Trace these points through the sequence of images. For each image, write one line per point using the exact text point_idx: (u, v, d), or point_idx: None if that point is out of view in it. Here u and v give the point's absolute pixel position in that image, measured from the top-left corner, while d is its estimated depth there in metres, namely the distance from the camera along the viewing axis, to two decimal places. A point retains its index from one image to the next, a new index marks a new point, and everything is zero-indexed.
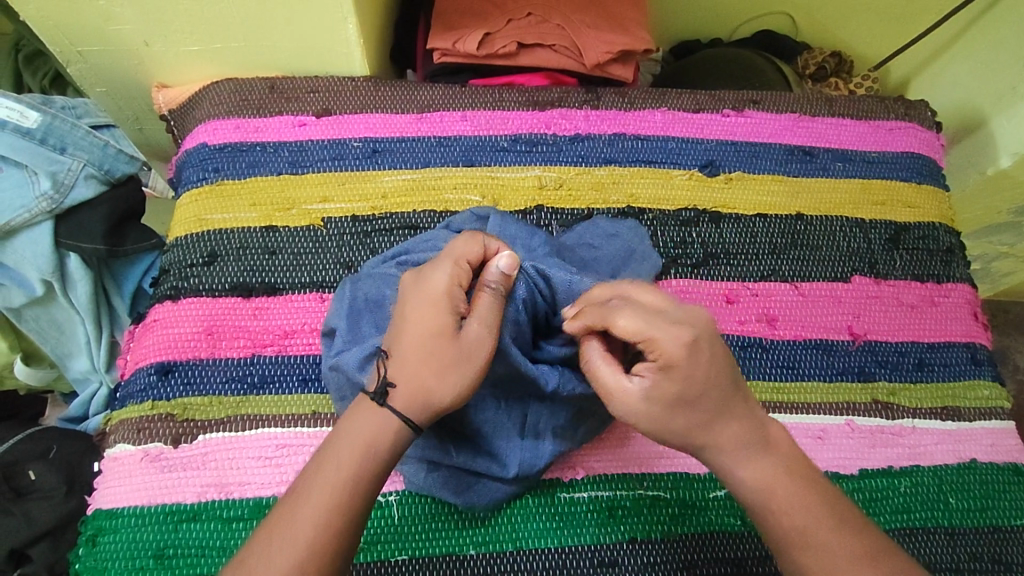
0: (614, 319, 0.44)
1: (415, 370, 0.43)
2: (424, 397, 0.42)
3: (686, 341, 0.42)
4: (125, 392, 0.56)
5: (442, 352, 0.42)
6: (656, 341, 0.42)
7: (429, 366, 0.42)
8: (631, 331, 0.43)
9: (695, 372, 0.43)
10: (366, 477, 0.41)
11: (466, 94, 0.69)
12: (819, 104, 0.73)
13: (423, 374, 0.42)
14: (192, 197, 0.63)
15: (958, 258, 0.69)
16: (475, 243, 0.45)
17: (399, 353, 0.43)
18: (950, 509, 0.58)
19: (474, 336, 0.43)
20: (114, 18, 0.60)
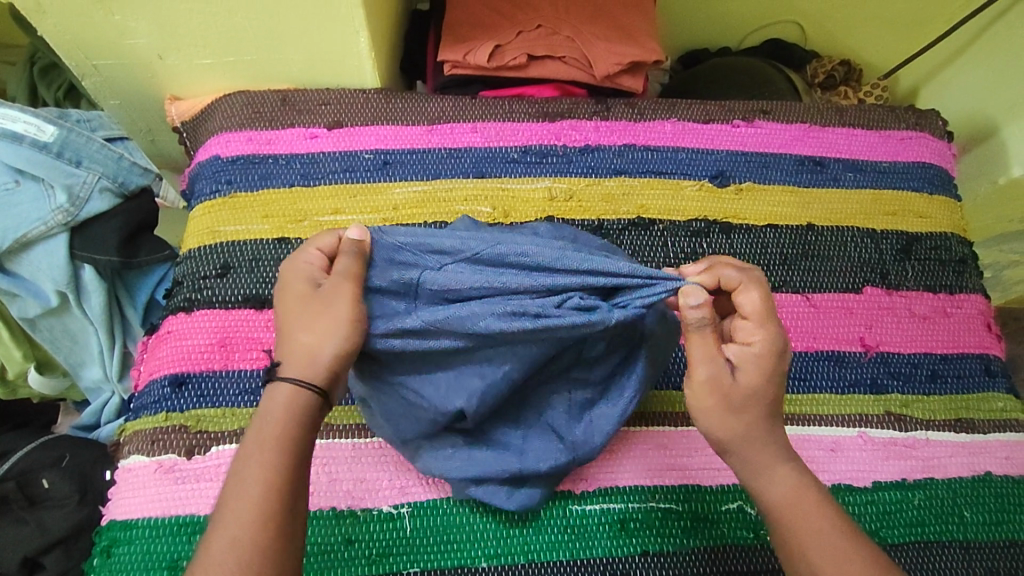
0: (742, 293, 0.44)
1: (296, 336, 0.42)
2: (312, 356, 0.42)
3: (780, 347, 0.44)
4: (140, 403, 0.57)
5: (314, 313, 0.43)
6: (762, 326, 0.43)
7: (305, 331, 0.42)
8: (750, 309, 0.44)
9: (774, 372, 0.43)
10: (280, 456, 0.40)
11: (476, 105, 0.69)
12: (829, 114, 0.73)
13: (301, 335, 0.42)
14: (204, 209, 0.63)
15: (970, 268, 0.68)
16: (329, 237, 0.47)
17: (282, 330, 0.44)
18: (966, 522, 0.57)
19: (335, 288, 0.43)
20: (130, 32, 0.61)
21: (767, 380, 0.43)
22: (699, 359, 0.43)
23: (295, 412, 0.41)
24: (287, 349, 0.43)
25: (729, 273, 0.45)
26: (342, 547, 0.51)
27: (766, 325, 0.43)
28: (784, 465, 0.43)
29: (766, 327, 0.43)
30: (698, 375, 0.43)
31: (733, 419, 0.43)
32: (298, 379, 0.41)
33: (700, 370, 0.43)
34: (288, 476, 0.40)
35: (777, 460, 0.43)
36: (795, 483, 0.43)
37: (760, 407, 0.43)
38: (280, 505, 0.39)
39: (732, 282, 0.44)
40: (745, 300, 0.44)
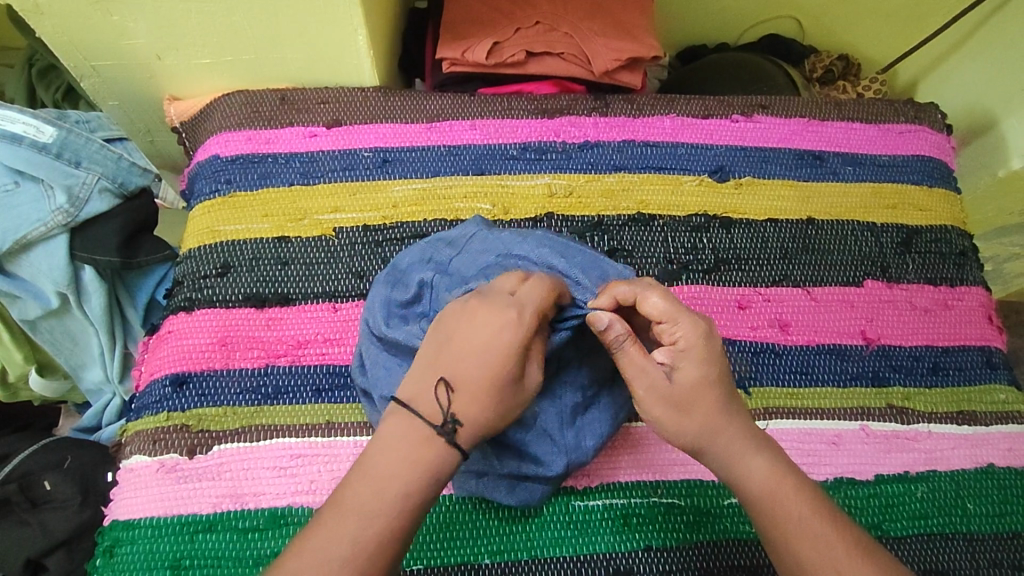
0: (643, 300, 0.45)
1: (482, 410, 0.42)
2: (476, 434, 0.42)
3: (703, 332, 0.45)
4: (141, 403, 0.57)
5: (505, 392, 0.42)
6: (676, 323, 0.44)
7: (490, 407, 0.42)
8: (659, 312, 0.44)
9: (706, 361, 0.44)
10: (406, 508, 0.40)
11: (475, 103, 0.69)
12: (828, 108, 0.73)
13: (484, 410, 0.42)
14: (205, 208, 0.63)
15: (971, 261, 0.68)
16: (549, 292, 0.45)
17: (467, 384, 0.42)
18: (968, 514, 0.57)
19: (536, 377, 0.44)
20: (128, 32, 0.61)
21: (703, 374, 0.44)
22: (632, 374, 0.45)
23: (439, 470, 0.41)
24: (461, 407, 0.41)
25: (622, 290, 0.45)
26: None
27: (679, 322, 0.44)
28: (757, 456, 0.45)
29: (681, 325, 0.44)
30: (638, 389, 0.45)
31: (687, 422, 0.44)
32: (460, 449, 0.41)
33: (639, 384, 0.45)
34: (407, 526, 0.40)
35: (750, 451, 0.45)
36: (769, 474, 0.44)
37: (709, 402, 0.44)
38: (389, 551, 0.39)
39: (628, 296, 0.45)
40: (649, 307, 0.44)
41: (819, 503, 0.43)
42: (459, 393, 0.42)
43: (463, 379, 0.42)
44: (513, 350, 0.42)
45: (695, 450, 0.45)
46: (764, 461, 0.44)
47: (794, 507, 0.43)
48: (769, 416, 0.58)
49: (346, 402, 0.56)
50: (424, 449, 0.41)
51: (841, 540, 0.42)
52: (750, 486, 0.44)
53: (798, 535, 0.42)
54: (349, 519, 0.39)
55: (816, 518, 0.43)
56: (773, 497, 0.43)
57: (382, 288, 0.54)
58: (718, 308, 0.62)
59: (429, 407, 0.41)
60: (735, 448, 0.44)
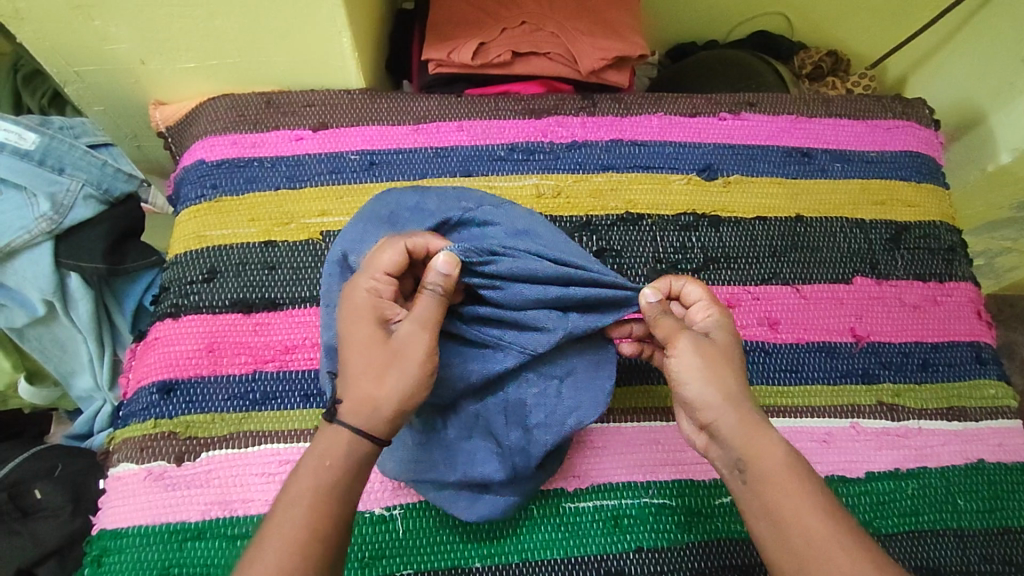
0: (687, 285, 0.52)
1: (356, 378, 0.43)
2: (369, 406, 0.43)
3: (731, 322, 0.50)
4: (128, 411, 0.56)
5: (374, 356, 0.43)
6: (712, 309, 0.51)
7: (362, 380, 0.43)
8: (699, 295, 0.51)
9: (734, 346, 0.49)
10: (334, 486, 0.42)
11: (462, 104, 0.69)
12: (816, 105, 0.72)
13: (360, 379, 0.43)
14: (191, 214, 0.63)
15: (960, 256, 0.68)
16: (399, 252, 0.46)
17: (342, 364, 0.44)
18: (959, 510, 0.57)
19: (404, 333, 0.43)
20: (111, 38, 0.60)
21: (730, 355, 0.48)
22: (671, 342, 0.48)
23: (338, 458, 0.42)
24: (344, 389, 0.44)
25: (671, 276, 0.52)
26: None
27: (716, 308, 0.51)
28: (777, 443, 0.45)
29: (716, 311, 0.50)
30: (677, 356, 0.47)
31: (718, 399, 0.46)
32: (357, 427, 0.43)
33: (677, 352, 0.47)
34: (331, 517, 0.41)
35: (769, 437, 0.45)
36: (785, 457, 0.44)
37: (735, 381, 0.47)
38: (311, 541, 0.40)
39: (675, 282, 0.52)
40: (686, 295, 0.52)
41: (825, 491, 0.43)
42: (338, 375, 0.44)
43: (342, 363, 0.44)
44: (371, 318, 0.44)
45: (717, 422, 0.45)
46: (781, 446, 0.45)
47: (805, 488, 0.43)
48: None
49: None
50: (322, 443, 0.43)
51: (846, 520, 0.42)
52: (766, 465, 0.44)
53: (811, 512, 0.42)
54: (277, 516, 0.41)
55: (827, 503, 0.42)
56: (785, 477, 0.43)
57: (382, 220, 0.53)
58: None
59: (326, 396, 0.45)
60: (752, 429, 0.45)
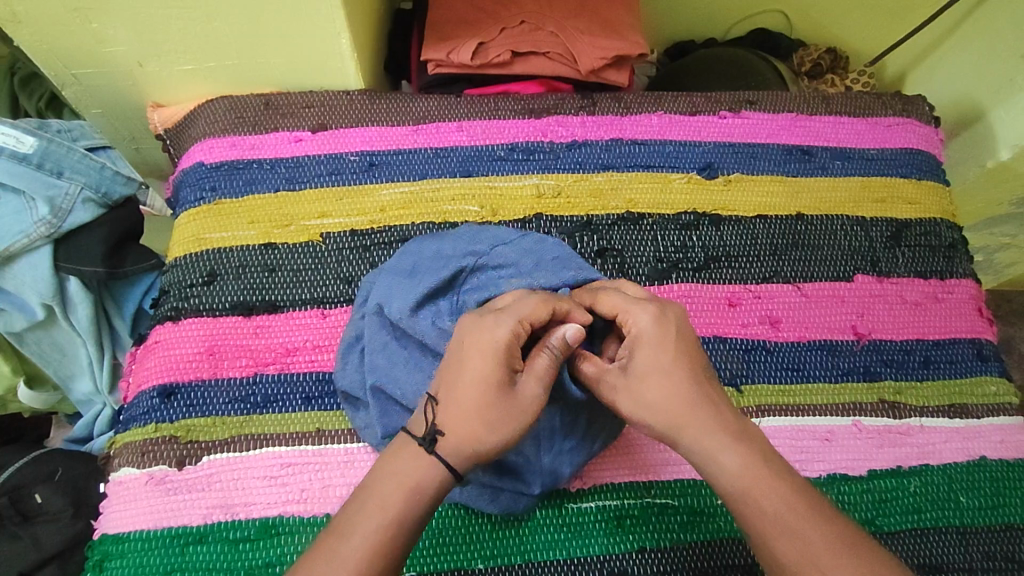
0: (600, 298, 0.50)
1: (467, 420, 0.43)
2: (467, 449, 0.43)
3: (655, 316, 0.47)
4: (129, 415, 0.56)
5: (494, 405, 0.43)
6: (629, 313, 0.48)
7: (474, 419, 0.43)
8: (613, 304, 0.49)
9: (659, 342, 0.47)
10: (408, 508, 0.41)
11: (462, 104, 0.69)
12: (816, 102, 0.72)
13: (472, 421, 0.43)
14: (190, 216, 0.63)
15: (961, 253, 0.68)
16: (543, 305, 0.46)
17: (452, 395, 0.44)
18: (961, 507, 0.57)
19: (528, 393, 0.44)
20: (109, 40, 0.60)
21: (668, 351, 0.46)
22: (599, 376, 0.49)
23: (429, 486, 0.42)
24: (449, 420, 0.43)
25: (583, 295, 0.51)
26: None
27: (633, 313, 0.48)
28: (729, 450, 0.44)
29: (634, 313, 0.48)
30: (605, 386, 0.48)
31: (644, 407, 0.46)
32: (448, 463, 0.43)
33: (604, 381, 0.48)
34: (399, 544, 0.41)
35: (721, 445, 0.44)
36: (744, 465, 0.43)
37: (663, 387, 0.45)
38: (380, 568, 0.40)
39: (587, 300, 0.50)
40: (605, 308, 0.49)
41: (795, 499, 0.42)
42: (444, 404, 0.44)
43: (453, 396, 0.44)
44: (502, 364, 0.44)
45: (668, 439, 0.45)
46: (737, 454, 0.44)
47: (764, 503, 0.42)
48: (760, 414, 0.58)
49: (336, 409, 0.56)
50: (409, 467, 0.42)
51: (818, 534, 0.41)
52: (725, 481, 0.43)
53: (770, 530, 0.42)
54: (347, 538, 0.40)
55: (795, 517, 0.42)
56: (744, 490, 0.43)
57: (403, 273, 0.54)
58: (708, 306, 0.62)
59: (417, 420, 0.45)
60: (706, 441, 0.44)
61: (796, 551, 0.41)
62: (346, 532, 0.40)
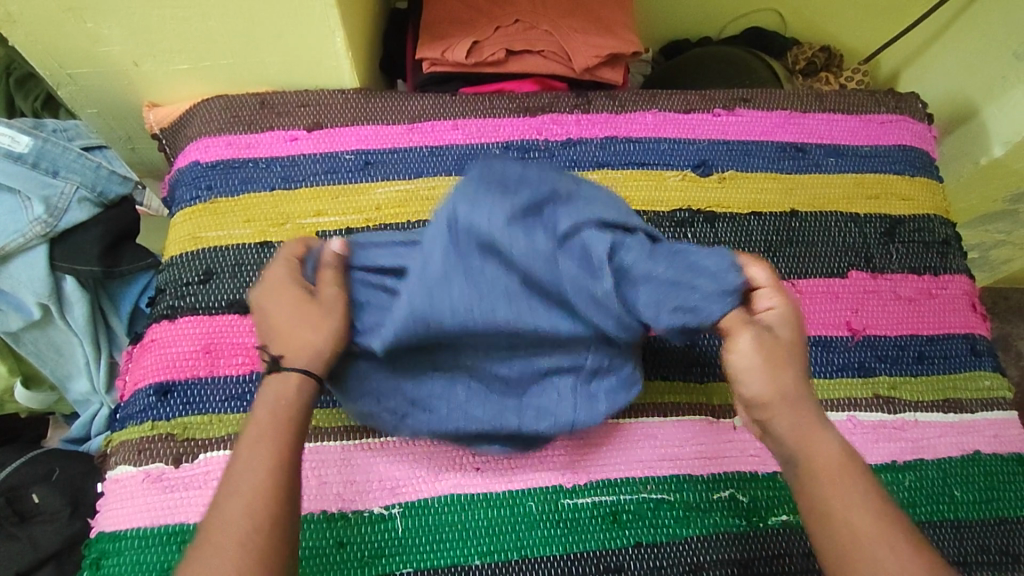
0: (750, 268, 0.47)
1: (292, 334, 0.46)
2: (316, 358, 0.45)
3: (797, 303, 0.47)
4: (125, 413, 0.56)
5: (312, 316, 0.46)
6: (777, 291, 0.47)
7: (303, 337, 0.45)
8: (762, 280, 0.47)
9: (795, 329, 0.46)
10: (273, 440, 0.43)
11: (457, 102, 0.69)
12: (809, 100, 0.73)
13: (302, 338, 0.45)
14: (186, 215, 0.63)
15: (954, 249, 0.69)
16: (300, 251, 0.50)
17: (279, 331, 0.46)
18: (955, 501, 0.57)
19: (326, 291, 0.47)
20: (103, 39, 0.60)
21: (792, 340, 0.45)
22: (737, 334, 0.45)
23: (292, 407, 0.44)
24: (285, 347, 0.46)
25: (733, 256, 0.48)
26: (333, 551, 0.50)
27: (778, 296, 0.46)
28: (828, 436, 0.43)
29: (778, 294, 0.46)
30: (741, 344, 0.45)
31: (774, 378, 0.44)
32: (305, 371, 0.45)
33: (744, 340, 0.45)
34: (286, 472, 0.42)
35: (823, 428, 0.44)
36: (840, 453, 0.43)
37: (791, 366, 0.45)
38: (276, 495, 0.41)
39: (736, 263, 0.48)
40: (754, 280, 0.47)
41: (873, 492, 0.42)
42: (277, 340, 0.46)
43: (274, 331, 0.46)
44: (298, 282, 0.48)
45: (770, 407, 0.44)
46: (832, 442, 0.43)
47: (848, 490, 0.41)
48: None
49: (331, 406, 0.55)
50: (268, 395, 0.45)
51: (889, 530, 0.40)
52: (815, 462, 0.42)
53: (846, 510, 0.41)
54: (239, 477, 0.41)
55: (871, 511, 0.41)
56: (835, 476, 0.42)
57: (479, 182, 0.43)
58: None
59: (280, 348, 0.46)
60: (801, 422, 0.44)
61: (865, 535, 0.40)
62: (230, 473, 0.42)
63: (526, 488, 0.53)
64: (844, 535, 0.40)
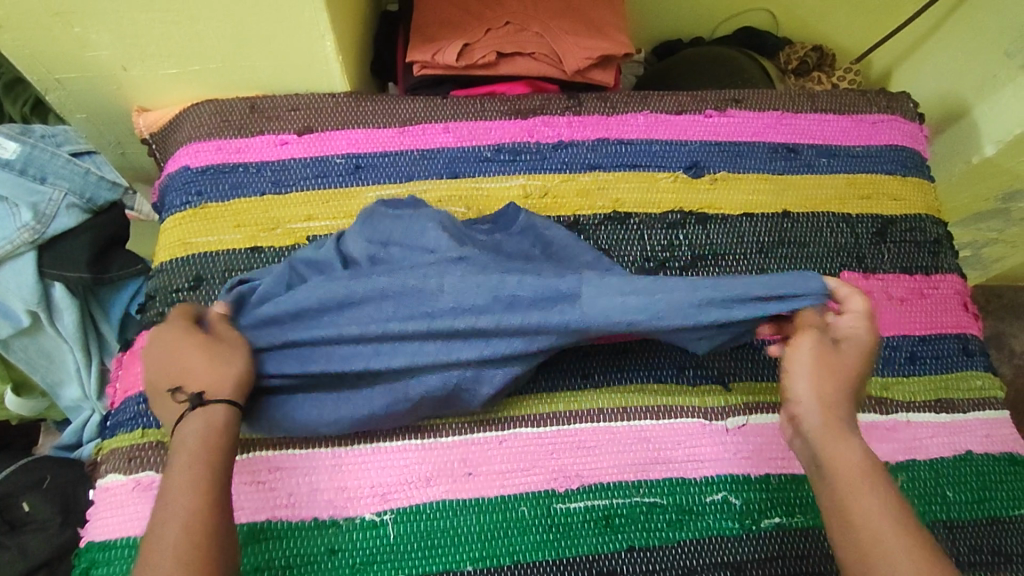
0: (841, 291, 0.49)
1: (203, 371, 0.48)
2: (231, 386, 0.48)
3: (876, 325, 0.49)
4: (115, 421, 0.56)
5: (216, 353, 0.48)
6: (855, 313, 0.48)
7: (211, 367, 0.48)
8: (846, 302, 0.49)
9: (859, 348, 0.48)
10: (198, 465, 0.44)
11: (448, 105, 0.68)
12: (801, 100, 0.73)
13: (211, 369, 0.48)
14: (175, 221, 0.63)
15: (946, 249, 0.69)
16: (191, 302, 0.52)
17: (188, 372, 0.48)
18: (948, 502, 0.58)
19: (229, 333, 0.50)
20: (91, 44, 0.60)
21: (853, 355, 0.48)
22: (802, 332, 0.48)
23: (218, 433, 0.46)
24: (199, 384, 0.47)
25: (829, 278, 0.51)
26: (325, 557, 0.50)
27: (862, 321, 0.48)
28: (853, 443, 0.46)
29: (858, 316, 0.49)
30: (801, 345, 0.48)
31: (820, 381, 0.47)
32: (228, 399, 0.47)
33: (804, 340, 0.48)
34: (215, 494, 0.44)
35: (853, 438, 0.46)
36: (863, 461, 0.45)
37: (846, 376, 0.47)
38: (205, 516, 0.42)
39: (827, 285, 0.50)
40: (844, 304, 0.49)
41: (893, 498, 0.43)
42: (191, 380, 0.47)
43: (182, 372, 0.48)
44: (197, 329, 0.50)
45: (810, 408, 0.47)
46: (859, 449, 0.45)
47: (868, 495, 0.43)
48: (749, 412, 0.58)
49: None
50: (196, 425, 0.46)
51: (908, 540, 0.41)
52: (838, 466, 0.45)
53: (867, 513, 0.43)
54: (168, 504, 0.43)
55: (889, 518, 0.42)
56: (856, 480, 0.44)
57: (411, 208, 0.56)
58: None
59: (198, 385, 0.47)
60: (836, 427, 0.46)
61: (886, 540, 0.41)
62: (160, 501, 0.43)
63: (518, 493, 0.53)
64: (864, 543, 0.42)
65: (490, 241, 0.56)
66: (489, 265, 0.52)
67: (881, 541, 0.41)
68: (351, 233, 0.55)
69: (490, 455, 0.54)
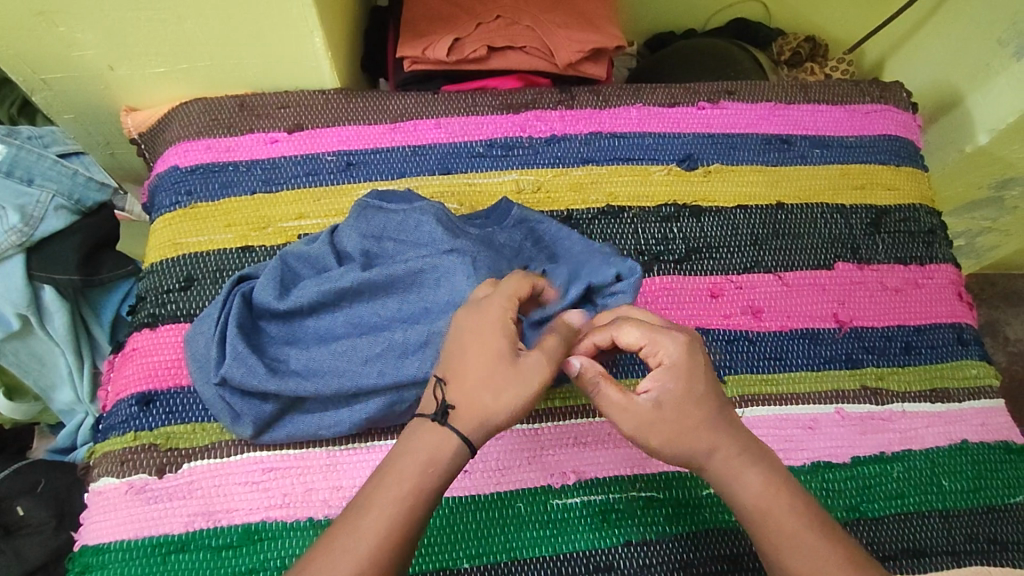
0: (619, 333, 0.45)
1: (474, 392, 0.41)
2: (478, 422, 0.41)
3: (684, 343, 0.45)
4: (107, 424, 0.55)
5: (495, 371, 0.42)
6: (659, 345, 0.45)
7: (494, 393, 0.41)
8: (637, 339, 0.45)
9: (678, 394, 0.44)
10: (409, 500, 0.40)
11: (439, 101, 0.68)
12: (794, 91, 0.72)
13: (489, 395, 0.41)
14: (165, 221, 0.62)
15: (940, 238, 0.69)
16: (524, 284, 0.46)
17: (456, 371, 0.42)
18: (944, 491, 0.58)
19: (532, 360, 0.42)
20: (77, 43, 0.59)
21: (681, 393, 0.44)
22: (612, 409, 0.44)
23: (434, 472, 0.40)
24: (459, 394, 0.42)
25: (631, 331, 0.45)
26: None
27: (664, 342, 0.45)
28: (752, 469, 0.44)
29: (663, 344, 0.45)
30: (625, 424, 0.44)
31: (680, 443, 0.44)
32: (462, 436, 0.41)
33: (622, 420, 0.44)
34: (407, 539, 0.39)
35: (746, 464, 0.44)
36: (765, 486, 0.44)
37: (697, 417, 0.44)
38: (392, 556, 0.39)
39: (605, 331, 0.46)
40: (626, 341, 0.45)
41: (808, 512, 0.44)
42: (451, 384, 0.42)
43: (461, 372, 0.42)
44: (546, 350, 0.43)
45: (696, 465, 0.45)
46: (758, 475, 0.44)
47: (788, 520, 0.43)
48: (744, 404, 0.58)
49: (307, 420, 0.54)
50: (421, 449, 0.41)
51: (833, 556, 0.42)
52: (743, 501, 0.44)
53: (790, 547, 0.43)
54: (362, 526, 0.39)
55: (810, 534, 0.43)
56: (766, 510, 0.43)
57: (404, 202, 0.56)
58: (690, 298, 0.62)
59: (462, 403, 0.42)
60: (731, 461, 0.44)
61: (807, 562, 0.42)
62: (356, 523, 0.39)
63: (514, 490, 0.53)
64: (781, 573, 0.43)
65: (485, 233, 0.55)
66: (478, 256, 0.51)
67: (805, 565, 0.42)
68: (345, 227, 0.55)
69: (486, 452, 0.54)
